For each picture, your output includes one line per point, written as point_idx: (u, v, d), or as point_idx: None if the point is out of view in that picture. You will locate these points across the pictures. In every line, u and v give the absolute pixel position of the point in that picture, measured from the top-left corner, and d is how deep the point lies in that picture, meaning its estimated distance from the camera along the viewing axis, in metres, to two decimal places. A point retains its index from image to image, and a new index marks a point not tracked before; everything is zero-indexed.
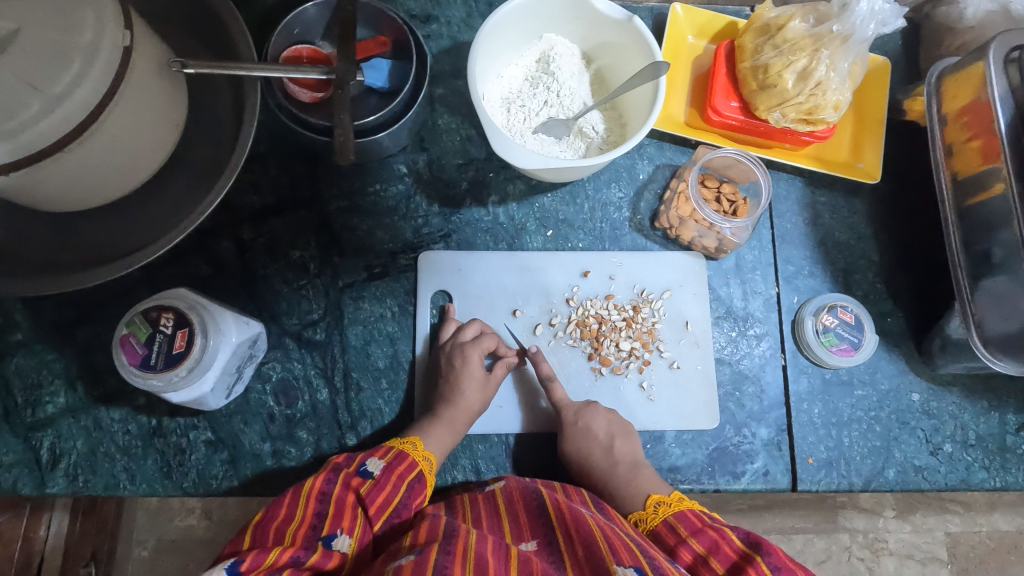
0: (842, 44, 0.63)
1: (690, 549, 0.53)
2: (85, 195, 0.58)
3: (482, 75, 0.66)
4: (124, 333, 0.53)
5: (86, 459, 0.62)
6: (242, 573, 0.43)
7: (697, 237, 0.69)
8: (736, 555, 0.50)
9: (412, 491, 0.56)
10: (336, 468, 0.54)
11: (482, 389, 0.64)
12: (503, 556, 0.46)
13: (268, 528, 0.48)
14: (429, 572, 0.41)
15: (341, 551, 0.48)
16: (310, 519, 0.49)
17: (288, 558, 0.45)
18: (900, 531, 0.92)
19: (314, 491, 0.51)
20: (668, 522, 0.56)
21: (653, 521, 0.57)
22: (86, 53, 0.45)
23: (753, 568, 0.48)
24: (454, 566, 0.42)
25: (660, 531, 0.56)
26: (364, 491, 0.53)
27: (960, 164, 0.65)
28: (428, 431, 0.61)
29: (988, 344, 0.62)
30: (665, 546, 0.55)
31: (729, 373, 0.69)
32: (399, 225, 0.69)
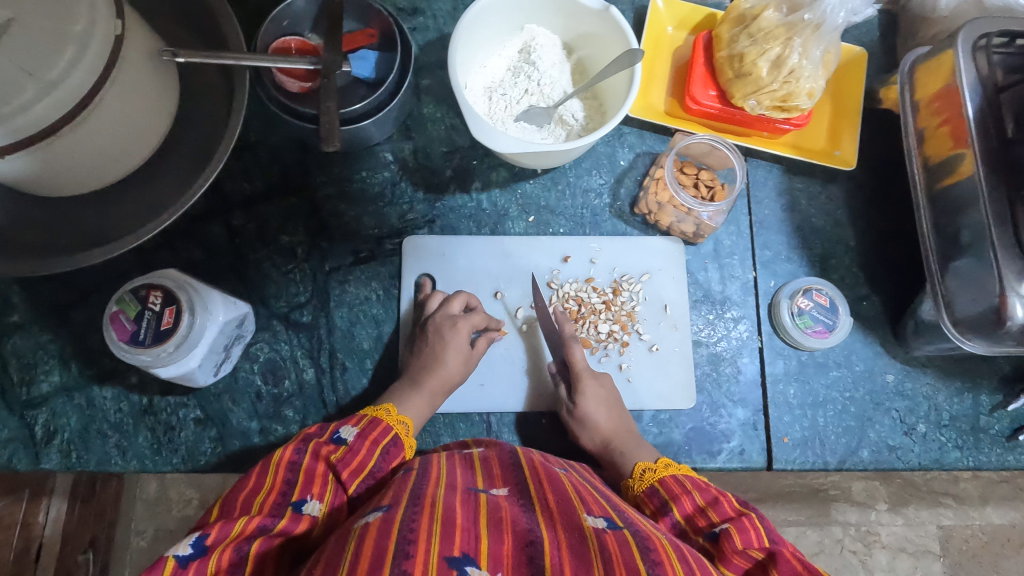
0: (814, 33, 0.65)
1: (692, 500, 0.54)
2: (81, 180, 0.61)
3: (465, 65, 0.68)
4: (115, 310, 0.55)
5: (80, 436, 0.64)
6: (208, 546, 0.43)
7: (675, 222, 0.71)
8: (733, 511, 0.52)
9: (388, 454, 0.57)
10: (305, 438, 0.55)
11: (461, 367, 0.65)
12: (471, 506, 0.48)
13: (236, 498, 0.49)
14: (395, 528, 0.42)
15: (310, 516, 0.49)
16: (279, 486, 0.50)
17: (256, 526, 0.45)
18: (892, 523, 0.89)
19: (283, 462, 0.52)
20: (676, 477, 0.57)
21: (661, 473, 0.59)
22: (79, 41, 0.48)
23: (748, 519, 0.50)
24: (419, 520, 0.44)
25: (665, 482, 0.57)
26: (337, 460, 0.54)
27: (932, 149, 0.67)
28: (409, 403, 0.62)
29: (958, 324, 0.63)
30: (667, 495, 0.56)
31: (706, 355, 0.70)
32: (385, 211, 0.71)
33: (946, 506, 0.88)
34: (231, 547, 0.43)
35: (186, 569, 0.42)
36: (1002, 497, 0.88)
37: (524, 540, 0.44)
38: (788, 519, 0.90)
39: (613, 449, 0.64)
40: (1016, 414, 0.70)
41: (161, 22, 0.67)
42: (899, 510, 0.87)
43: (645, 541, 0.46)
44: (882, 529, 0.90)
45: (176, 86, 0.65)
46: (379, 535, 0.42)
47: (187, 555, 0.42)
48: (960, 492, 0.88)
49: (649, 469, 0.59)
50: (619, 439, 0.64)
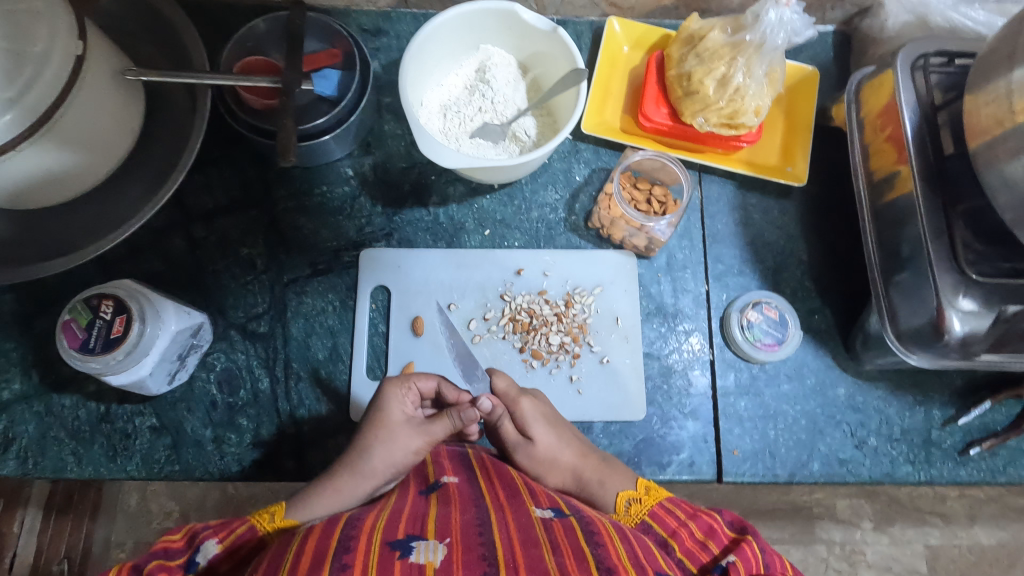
0: (757, 51, 0.67)
1: (689, 532, 0.54)
2: (43, 192, 0.63)
3: (419, 83, 0.70)
4: (66, 318, 0.57)
5: (37, 443, 0.65)
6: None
7: (627, 236, 0.72)
8: (729, 539, 0.53)
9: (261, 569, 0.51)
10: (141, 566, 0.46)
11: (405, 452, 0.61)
12: (424, 507, 0.51)
13: None
14: (340, 525, 0.46)
15: None
16: None
17: None
18: (878, 542, 1.08)
19: None
20: (663, 507, 0.57)
21: (648, 501, 0.58)
22: (39, 61, 0.54)
23: (748, 545, 0.51)
24: (366, 521, 0.47)
25: (654, 514, 0.57)
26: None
27: (877, 163, 0.68)
28: (351, 492, 0.59)
29: (901, 337, 0.64)
30: (664, 531, 0.55)
31: (657, 367, 0.71)
32: (344, 224, 0.73)
33: (934, 525, 1.08)
34: None
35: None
36: (989, 516, 1.08)
37: (471, 527, 0.46)
38: (773, 536, 1.08)
39: (585, 483, 0.61)
40: (968, 428, 0.71)
41: (128, 41, 0.70)
42: (886, 529, 1.08)
43: (589, 525, 0.49)
44: (868, 547, 1.07)
45: (141, 104, 0.68)
46: (326, 530, 0.45)
47: None
48: (948, 511, 1.09)
49: (635, 500, 0.59)
50: (586, 469, 0.62)
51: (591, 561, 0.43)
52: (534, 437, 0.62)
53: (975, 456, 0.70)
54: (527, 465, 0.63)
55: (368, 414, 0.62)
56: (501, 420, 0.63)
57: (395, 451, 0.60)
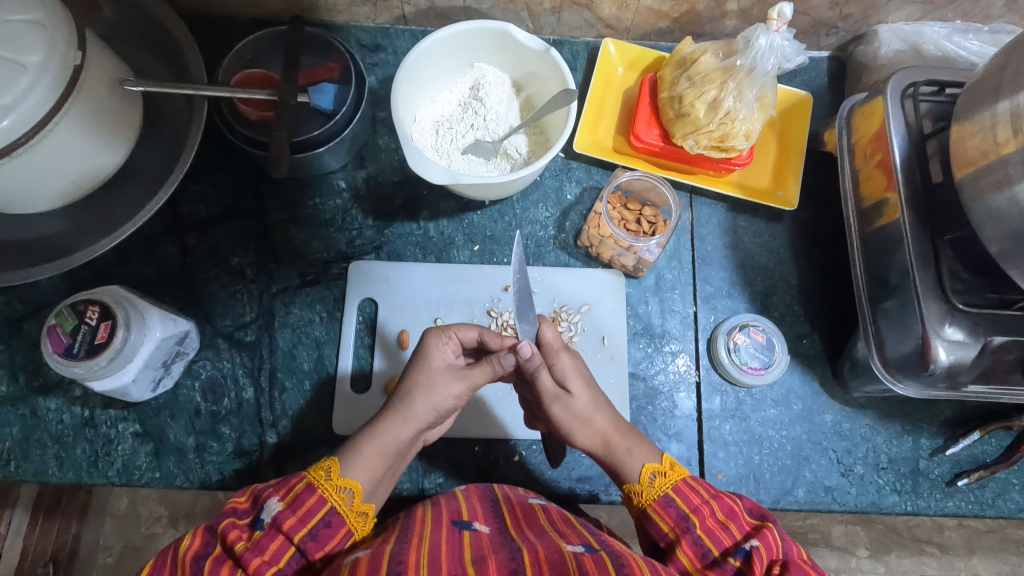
0: (747, 76, 0.67)
1: (713, 512, 0.52)
2: (39, 199, 0.65)
3: (413, 99, 0.71)
4: (52, 323, 0.57)
5: (20, 445, 0.65)
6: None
7: (616, 256, 0.73)
8: (751, 524, 0.51)
9: (319, 538, 0.48)
10: (214, 525, 0.48)
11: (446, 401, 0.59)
12: (456, 544, 0.50)
13: None
14: (385, 559, 0.45)
15: None
16: None
17: None
18: None
19: (188, 554, 0.46)
20: (688, 484, 0.54)
21: (672, 477, 0.54)
22: (36, 70, 0.55)
23: (770, 533, 0.50)
24: (407, 554, 0.46)
25: (679, 490, 0.53)
26: (244, 548, 0.46)
27: (867, 190, 0.68)
28: (393, 437, 0.57)
29: (888, 365, 0.64)
30: (685, 505, 0.52)
31: (643, 388, 0.71)
32: (335, 236, 0.74)
33: None
34: None
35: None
36: None
37: (508, 566, 0.45)
38: None
39: (613, 448, 0.58)
40: (956, 459, 0.70)
41: (129, 51, 0.71)
42: None
43: (619, 558, 0.47)
44: None
45: (138, 114, 0.69)
46: (369, 567, 0.44)
47: None
48: None
49: (659, 473, 0.55)
50: (616, 435, 0.59)
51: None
52: (574, 392, 0.60)
53: (964, 487, 0.69)
54: (560, 420, 0.60)
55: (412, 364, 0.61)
56: (539, 370, 0.59)
57: (438, 396, 0.59)
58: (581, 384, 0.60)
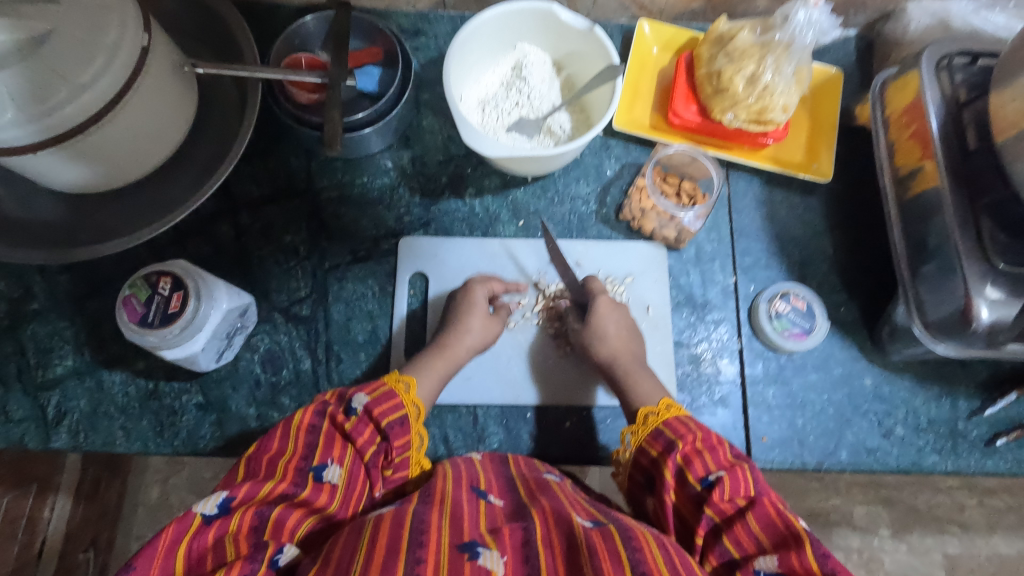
0: (785, 51, 0.69)
1: (691, 442, 0.56)
2: (103, 179, 0.67)
3: (459, 79, 0.73)
4: (127, 293, 0.60)
5: (88, 417, 0.68)
6: (232, 507, 0.47)
7: (658, 228, 0.75)
8: (726, 458, 0.55)
9: (394, 430, 0.57)
10: (324, 405, 0.56)
11: (489, 330, 0.70)
12: (474, 507, 0.51)
13: (261, 459, 0.52)
14: (407, 520, 0.46)
15: (331, 482, 0.52)
16: (301, 451, 0.53)
17: (280, 491, 0.49)
18: (896, 551, 1.13)
19: (302, 425, 0.54)
20: (677, 420, 0.60)
21: (664, 415, 0.61)
22: (108, 51, 0.57)
23: (741, 470, 0.53)
24: (430, 514, 0.47)
25: (669, 425, 0.59)
26: (351, 428, 0.55)
27: (901, 160, 0.70)
28: (437, 372, 0.66)
29: (929, 326, 0.65)
30: (673, 434, 0.58)
31: (687, 355, 0.73)
32: (384, 214, 0.76)
33: (952, 533, 1.13)
34: (254, 509, 0.47)
35: (210, 525, 0.45)
36: (1007, 526, 1.11)
37: (523, 541, 0.46)
38: None
39: (617, 365, 0.67)
40: (994, 420, 0.72)
41: (185, 40, 0.73)
42: (904, 538, 1.14)
43: (626, 532, 0.48)
44: (885, 555, 1.13)
45: (195, 96, 0.72)
46: (392, 527, 0.45)
47: (213, 514, 0.46)
48: (965, 520, 1.13)
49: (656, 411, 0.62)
50: (624, 358, 0.67)
51: (626, 564, 0.43)
52: (599, 312, 0.69)
53: (1002, 447, 0.71)
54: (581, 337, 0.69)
55: (458, 299, 0.70)
56: (561, 300, 0.74)
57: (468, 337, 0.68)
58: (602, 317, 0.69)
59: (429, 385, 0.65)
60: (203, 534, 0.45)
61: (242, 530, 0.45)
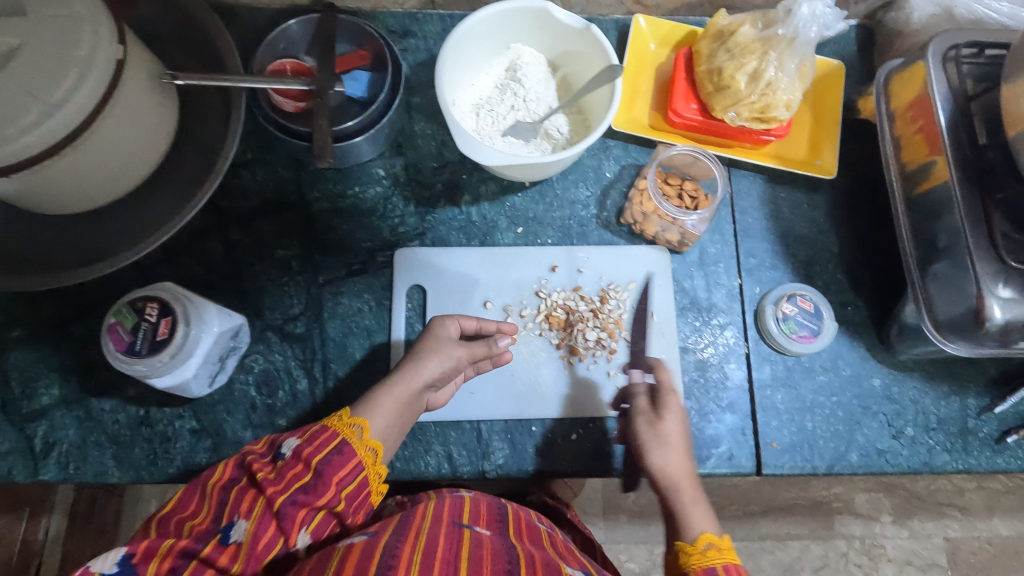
0: (788, 46, 0.67)
1: None
2: (80, 199, 0.63)
3: (452, 83, 0.70)
4: (112, 322, 0.57)
5: (78, 447, 0.65)
6: (134, 566, 0.43)
7: (660, 231, 0.73)
8: None
9: (330, 463, 0.52)
10: (245, 456, 0.52)
11: (449, 365, 0.63)
12: (455, 540, 0.49)
13: (170, 518, 0.48)
14: (378, 551, 0.45)
15: (238, 540, 0.47)
16: (214, 509, 0.49)
17: (186, 544, 0.45)
18: (897, 537, 1.12)
19: (219, 480, 0.50)
20: (737, 569, 0.55)
21: (727, 555, 0.56)
22: (82, 65, 0.54)
23: None
24: (402, 547, 0.46)
25: (728, 571, 0.55)
26: (264, 477, 0.50)
27: (908, 156, 0.68)
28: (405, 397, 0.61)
29: (939, 326, 0.64)
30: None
31: (694, 361, 0.71)
32: (377, 225, 0.73)
33: (952, 517, 1.12)
34: (158, 566, 0.44)
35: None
36: (1006, 509, 1.12)
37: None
38: (793, 532, 1.11)
39: (680, 488, 0.61)
40: (1004, 416, 0.71)
41: (163, 48, 0.70)
42: (905, 523, 1.12)
43: None
44: (887, 540, 1.11)
45: (175, 108, 0.68)
46: (361, 555, 0.44)
47: (110, 574, 0.43)
48: (965, 505, 1.13)
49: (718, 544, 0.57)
50: (683, 482, 0.62)
51: None
52: (666, 421, 0.63)
53: (1013, 444, 0.70)
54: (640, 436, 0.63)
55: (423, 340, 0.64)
56: (641, 395, 0.66)
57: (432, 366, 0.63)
58: (671, 428, 0.63)
59: (384, 422, 0.59)
60: None
61: None
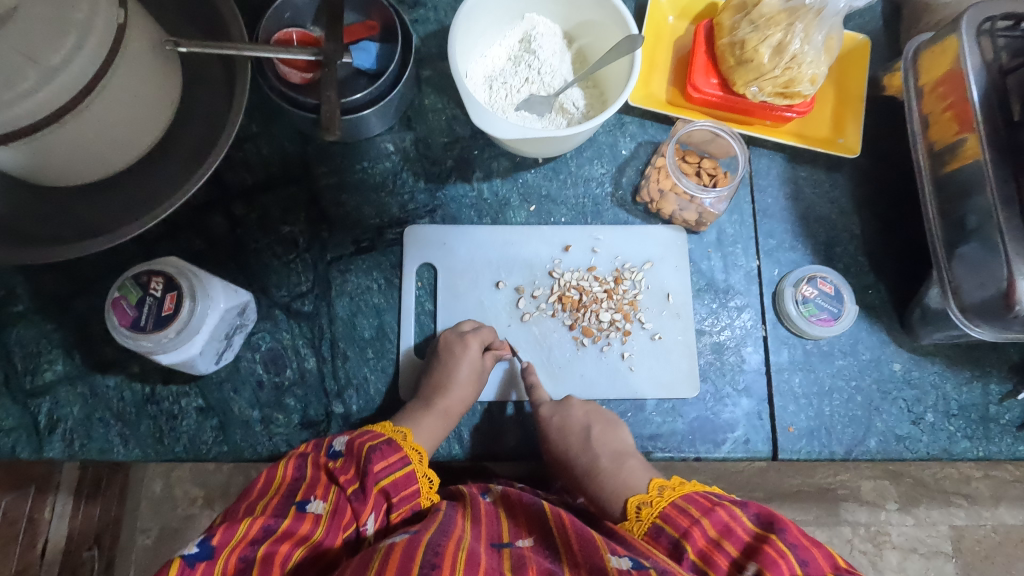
0: (816, 17, 0.64)
1: (704, 532, 0.50)
2: (82, 171, 0.61)
3: (464, 54, 0.68)
4: (116, 295, 0.55)
5: (82, 424, 0.64)
6: (214, 548, 0.44)
7: (678, 210, 0.71)
8: (751, 537, 0.49)
9: (384, 451, 0.55)
10: (304, 453, 0.55)
11: (476, 388, 0.65)
12: (496, 559, 0.47)
13: (237, 507, 0.49)
14: (421, 550, 0.44)
15: (314, 514, 0.49)
16: (282, 495, 0.51)
17: (257, 529, 0.46)
18: None
19: (283, 477, 0.52)
20: (676, 505, 0.53)
21: (659, 504, 0.54)
22: (82, 28, 0.51)
23: (771, 547, 0.47)
24: (445, 546, 0.45)
25: (667, 515, 0.53)
26: (335, 467, 0.53)
27: (937, 134, 0.66)
28: (440, 421, 0.63)
29: (966, 310, 0.62)
30: (676, 530, 0.52)
31: (710, 344, 0.70)
32: (386, 201, 0.71)
33: None
34: (237, 551, 0.44)
35: (192, 569, 0.42)
36: None
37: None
38: None
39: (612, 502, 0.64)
40: None
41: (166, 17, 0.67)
42: None
43: None
44: None
45: (180, 78, 0.66)
46: (404, 554, 0.43)
47: (195, 555, 0.43)
48: None
49: (666, 487, 0.56)
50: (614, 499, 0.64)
51: None
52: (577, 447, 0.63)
53: None
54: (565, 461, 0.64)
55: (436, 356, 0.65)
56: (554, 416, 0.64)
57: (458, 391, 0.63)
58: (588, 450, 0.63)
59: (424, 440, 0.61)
60: None
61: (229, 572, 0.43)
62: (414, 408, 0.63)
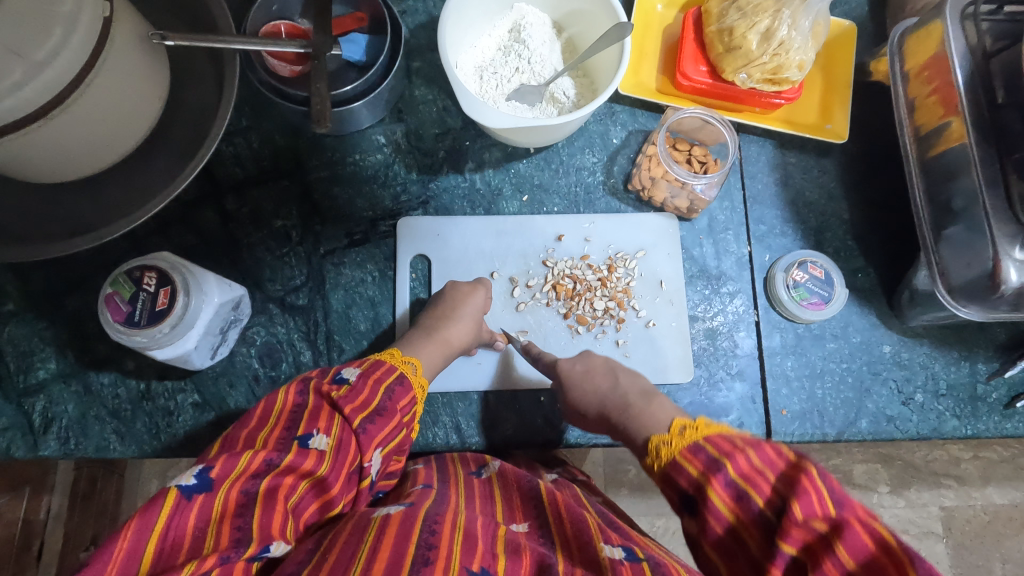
0: (803, 4, 0.64)
1: (744, 457, 0.41)
2: (70, 167, 0.60)
3: (455, 45, 0.68)
4: (109, 292, 0.55)
5: (77, 422, 0.64)
6: (213, 481, 0.43)
7: (669, 198, 0.71)
8: (789, 462, 0.40)
9: (393, 393, 0.55)
10: (307, 379, 0.53)
11: (474, 328, 0.65)
12: (491, 523, 0.48)
13: (238, 436, 0.49)
14: (417, 529, 0.44)
15: (318, 449, 0.48)
16: (285, 423, 0.50)
17: (260, 462, 0.45)
18: None
19: (285, 405, 0.51)
20: (701, 441, 0.45)
21: (702, 431, 0.47)
22: (67, 22, 0.49)
23: (807, 478, 0.38)
24: (442, 526, 0.45)
25: (690, 448, 0.45)
26: (340, 395, 0.52)
27: (922, 118, 0.66)
28: (444, 347, 0.63)
29: (952, 291, 0.63)
30: (714, 452, 0.43)
31: (703, 330, 0.71)
32: (379, 193, 0.71)
33: None
34: (236, 485, 0.43)
35: (191, 500, 0.41)
36: None
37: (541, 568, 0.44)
38: None
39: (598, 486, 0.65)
40: (1013, 381, 0.71)
41: (153, 11, 0.67)
42: None
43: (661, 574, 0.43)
44: None
45: (168, 71, 0.65)
46: (402, 529, 0.44)
47: (191, 487, 0.42)
48: None
49: (689, 426, 0.48)
50: None
51: None
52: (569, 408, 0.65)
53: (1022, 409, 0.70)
54: None
55: (441, 294, 0.66)
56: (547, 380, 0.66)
57: (462, 323, 0.64)
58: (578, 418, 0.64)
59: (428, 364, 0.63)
60: (183, 508, 0.41)
61: (229, 507, 0.42)
62: (417, 338, 0.64)
